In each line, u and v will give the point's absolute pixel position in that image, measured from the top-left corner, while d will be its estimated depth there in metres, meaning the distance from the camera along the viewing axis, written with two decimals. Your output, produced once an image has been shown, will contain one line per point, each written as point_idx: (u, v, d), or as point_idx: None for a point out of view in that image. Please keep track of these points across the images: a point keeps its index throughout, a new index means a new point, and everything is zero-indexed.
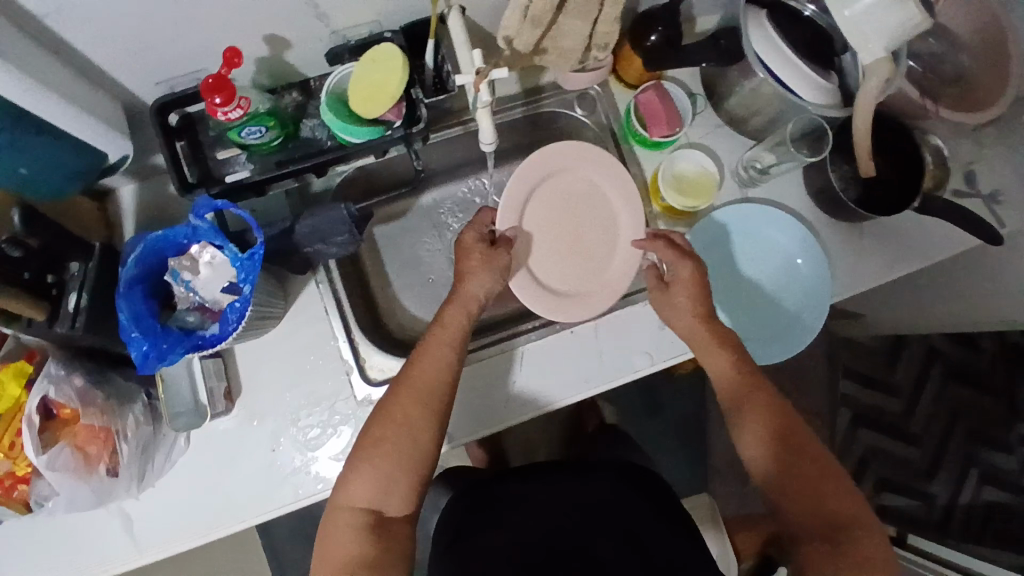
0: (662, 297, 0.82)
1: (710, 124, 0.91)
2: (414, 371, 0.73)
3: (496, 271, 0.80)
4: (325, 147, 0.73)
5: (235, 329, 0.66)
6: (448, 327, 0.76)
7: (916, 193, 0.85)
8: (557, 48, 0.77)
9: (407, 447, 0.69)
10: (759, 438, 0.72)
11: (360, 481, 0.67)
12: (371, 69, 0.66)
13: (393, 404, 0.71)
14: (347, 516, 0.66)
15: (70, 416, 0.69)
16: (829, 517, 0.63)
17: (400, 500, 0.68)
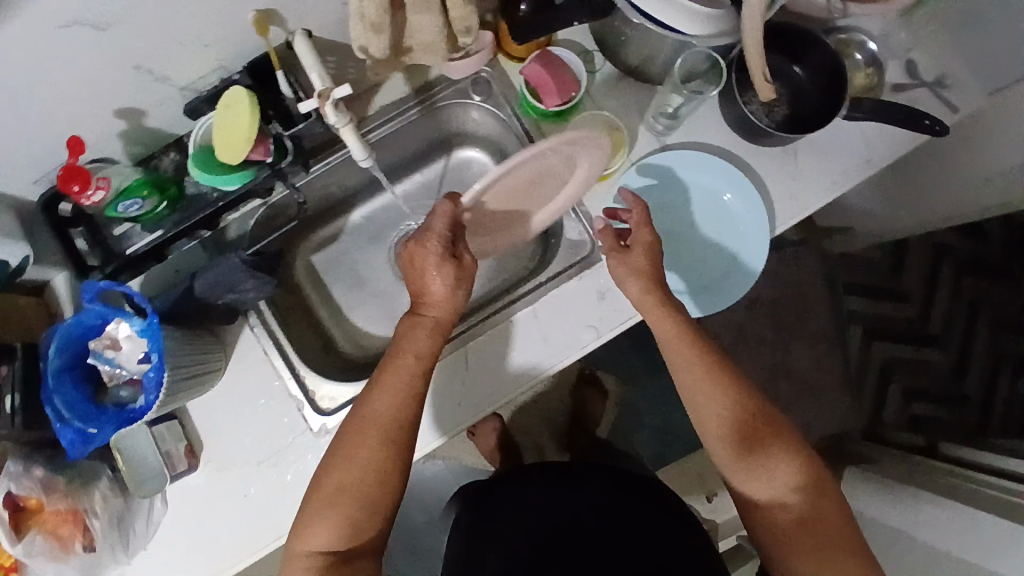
0: (621, 262, 0.76)
1: (612, 79, 0.86)
2: (373, 406, 0.70)
3: (466, 284, 0.74)
4: (211, 198, 0.74)
5: (156, 399, 0.70)
6: (415, 356, 0.72)
7: (843, 99, 0.80)
8: (419, 45, 0.75)
9: (368, 484, 0.69)
10: (721, 418, 0.70)
11: (320, 527, 0.68)
12: (225, 113, 0.67)
13: (353, 444, 0.69)
14: (308, 563, 0.67)
15: (29, 504, 0.75)
16: (789, 490, 0.68)
17: (366, 538, 0.70)
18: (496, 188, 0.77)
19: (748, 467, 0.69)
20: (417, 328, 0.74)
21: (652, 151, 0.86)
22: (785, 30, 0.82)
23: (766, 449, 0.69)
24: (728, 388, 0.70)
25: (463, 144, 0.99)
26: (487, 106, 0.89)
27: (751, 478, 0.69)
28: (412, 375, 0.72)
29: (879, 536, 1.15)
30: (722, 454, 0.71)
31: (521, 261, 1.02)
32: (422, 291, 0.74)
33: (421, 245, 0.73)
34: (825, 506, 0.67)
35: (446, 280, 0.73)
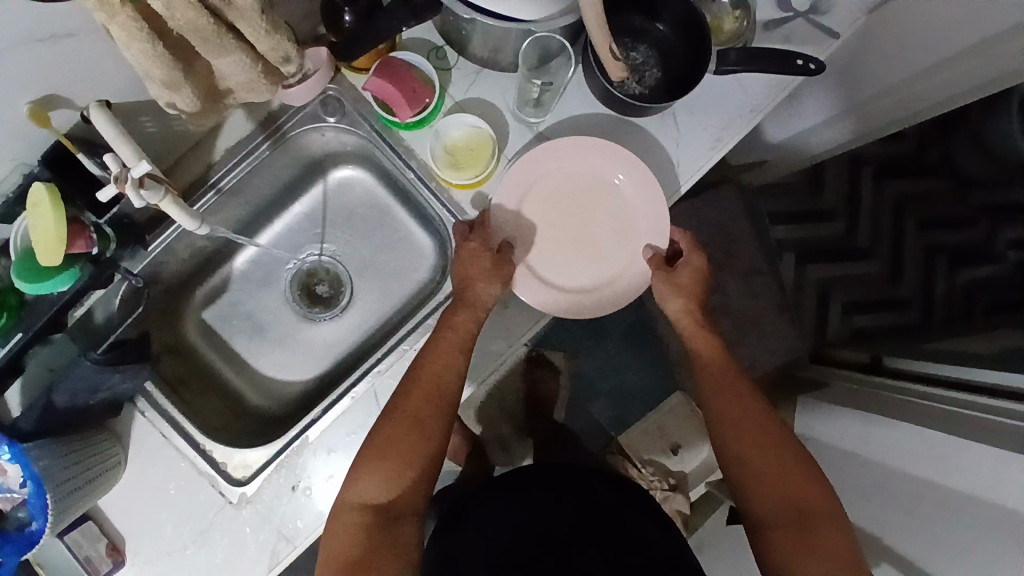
0: (670, 283, 0.77)
1: (468, 74, 0.80)
2: (424, 371, 0.75)
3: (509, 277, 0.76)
4: (55, 299, 0.68)
5: (47, 520, 0.67)
6: (458, 332, 0.75)
7: (708, 52, 0.74)
8: (237, 86, 0.68)
9: (409, 441, 0.73)
10: (735, 421, 0.74)
11: (367, 482, 0.72)
12: (34, 217, 0.60)
13: (402, 404, 0.73)
14: (354, 518, 0.71)
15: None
16: (797, 494, 0.69)
17: (404, 497, 0.73)
18: (532, 213, 0.80)
19: (755, 469, 0.72)
20: (457, 312, 0.76)
21: (523, 144, 0.80)
22: None
23: (777, 455, 0.72)
24: (745, 400, 0.76)
25: (335, 164, 0.92)
26: (343, 126, 0.83)
27: (758, 481, 0.71)
28: (455, 347, 0.75)
29: (836, 459, 1.16)
30: (733, 437, 0.74)
31: (417, 270, 0.93)
32: (468, 283, 0.75)
33: (476, 246, 0.76)
34: (831, 519, 0.67)
35: (492, 276, 0.75)
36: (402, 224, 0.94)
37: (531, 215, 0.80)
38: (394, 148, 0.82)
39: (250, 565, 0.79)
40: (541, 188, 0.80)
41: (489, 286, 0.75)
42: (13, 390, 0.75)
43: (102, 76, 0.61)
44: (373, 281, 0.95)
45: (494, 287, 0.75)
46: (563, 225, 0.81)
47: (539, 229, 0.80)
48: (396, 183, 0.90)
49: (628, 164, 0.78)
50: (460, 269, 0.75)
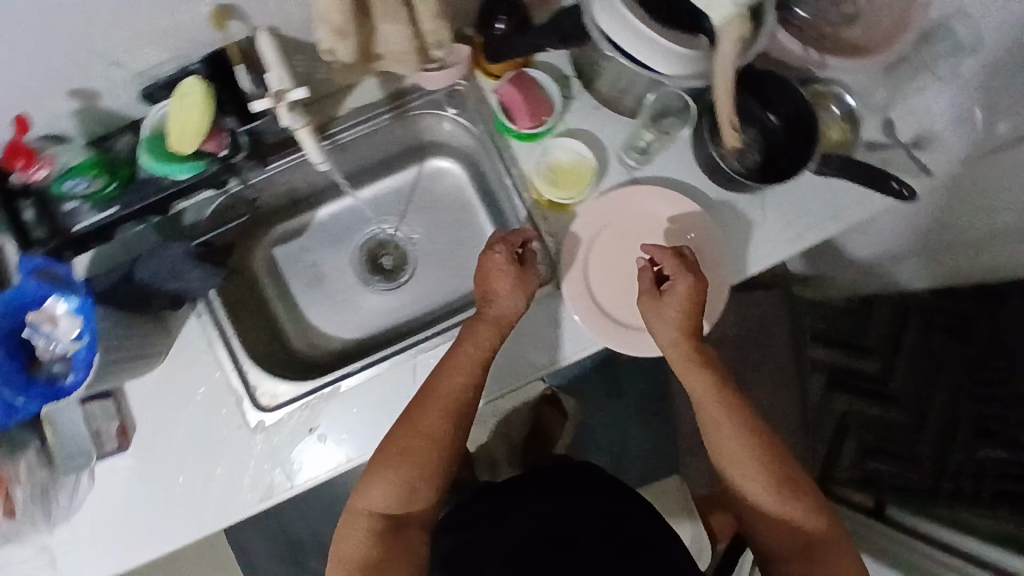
0: (657, 307, 0.77)
1: (588, 105, 0.85)
2: (443, 388, 0.77)
3: (531, 291, 0.78)
4: (162, 185, 0.72)
5: (85, 378, 0.70)
6: (479, 347, 0.77)
7: (812, 151, 0.79)
8: (390, 52, 0.74)
9: (423, 455, 0.75)
10: (747, 470, 0.73)
11: (380, 491, 0.75)
12: (179, 104, 0.67)
13: (420, 415, 0.76)
14: (362, 523, 0.74)
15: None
16: (807, 540, 0.71)
17: (416, 508, 0.77)
18: (599, 251, 0.84)
19: (771, 519, 0.73)
20: (475, 324, 0.78)
21: (618, 182, 0.85)
22: (766, 71, 0.81)
23: (788, 505, 0.72)
24: (753, 445, 0.73)
25: (437, 153, 0.98)
26: (459, 120, 0.89)
27: (774, 529, 0.73)
28: (474, 360, 0.77)
29: None
30: (739, 472, 0.73)
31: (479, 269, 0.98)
32: (490, 295, 0.78)
33: (501, 255, 0.79)
34: (840, 559, 0.70)
35: (516, 287, 0.78)
36: (478, 225, 0.98)
37: (601, 250, 0.84)
38: (501, 152, 0.87)
39: (246, 492, 0.82)
40: (613, 229, 0.84)
41: (508, 298, 0.78)
42: (82, 259, 0.79)
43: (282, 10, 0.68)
44: (436, 266, 0.99)
45: (514, 299, 0.78)
46: (632, 260, 0.84)
47: (608, 265, 0.84)
48: (486, 185, 0.96)
49: (694, 215, 0.83)
50: (484, 284, 0.79)
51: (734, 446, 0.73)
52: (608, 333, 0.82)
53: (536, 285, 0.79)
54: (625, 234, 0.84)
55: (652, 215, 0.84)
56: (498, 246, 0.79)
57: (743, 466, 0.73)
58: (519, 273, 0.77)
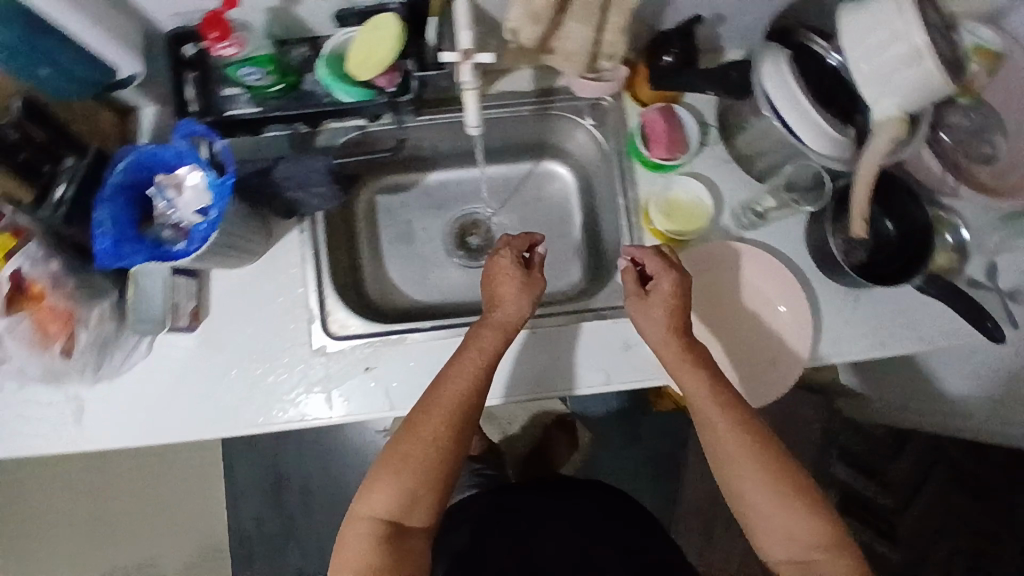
0: (645, 306, 0.75)
1: (718, 157, 0.88)
2: (445, 395, 0.74)
3: (536, 293, 0.79)
4: (320, 103, 0.76)
5: (198, 249, 0.72)
6: (483, 351, 0.76)
7: (920, 268, 0.81)
8: (564, 50, 0.77)
9: (425, 462, 0.72)
10: (750, 470, 0.68)
11: (382, 494, 0.71)
12: (370, 33, 0.70)
13: (423, 420, 0.73)
14: (366, 528, 0.71)
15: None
16: (817, 547, 0.67)
17: (419, 514, 0.73)
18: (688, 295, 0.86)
19: (779, 524, 0.67)
20: (483, 330, 0.77)
21: (724, 237, 0.87)
22: (897, 179, 0.85)
23: (794, 507, 0.67)
24: (756, 444, 0.69)
25: (555, 156, 1.02)
26: (594, 132, 0.92)
27: (781, 534, 0.68)
28: (480, 365, 0.76)
29: None
30: (733, 474, 0.69)
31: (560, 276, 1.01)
32: (495, 301, 0.80)
33: (508, 262, 0.80)
34: (847, 566, 0.66)
35: (523, 291, 0.79)
36: (572, 236, 1.02)
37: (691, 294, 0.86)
38: (625, 175, 0.89)
39: (286, 407, 0.85)
40: (707, 278, 0.86)
41: (512, 303, 0.79)
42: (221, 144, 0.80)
43: None
44: None
45: (519, 305, 0.79)
46: (719, 311, 0.86)
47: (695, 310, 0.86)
48: (593, 201, 0.99)
49: (792, 289, 0.84)
50: (497, 290, 0.80)
51: (725, 445, 0.70)
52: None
53: (541, 292, 0.81)
54: (717, 286, 0.86)
55: (748, 276, 0.86)
56: (504, 252, 0.81)
57: (736, 469, 0.69)
58: (527, 283, 0.79)
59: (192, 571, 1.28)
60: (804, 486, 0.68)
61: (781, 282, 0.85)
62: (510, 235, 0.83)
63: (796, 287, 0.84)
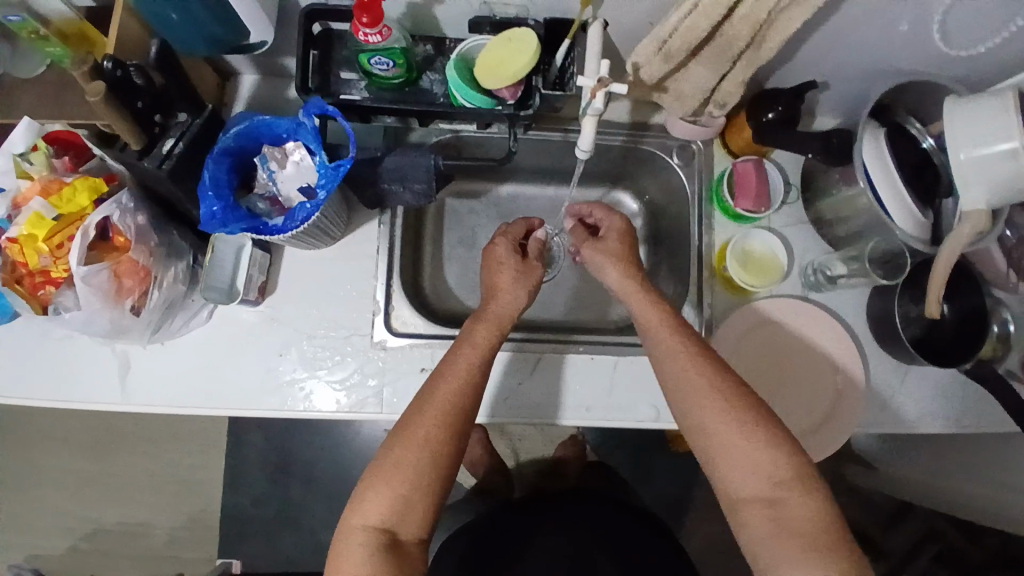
0: (598, 245, 0.84)
1: (794, 218, 0.91)
2: (440, 395, 0.71)
3: (530, 284, 0.82)
4: (436, 102, 0.77)
5: (297, 227, 0.70)
6: (478, 347, 0.75)
7: (972, 354, 0.85)
8: (677, 91, 0.79)
9: (415, 464, 0.67)
10: (705, 402, 0.68)
11: (375, 501, 0.67)
12: (503, 45, 0.70)
13: (414, 423, 0.69)
14: (361, 538, 0.65)
15: (90, 201, 0.69)
16: (776, 482, 0.64)
17: (415, 525, 0.67)
18: (749, 345, 0.88)
19: (738, 460, 0.65)
20: (478, 329, 0.77)
21: (790, 294, 0.90)
22: (959, 267, 0.89)
23: (751, 441, 0.65)
24: (714, 377, 0.69)
25: (627, 188, 1.04)
26: (680, 172, 0.93)
27: (740, 472, 0.65)
28: (475, 361, 0.74)
29: None
30: (693, 400, 0.69)
31: (616, 305, 1.02)
32: (493, 291, 0.82)
33: (502, 251, 0.86)
34: (809, 505, 0.63)
35: (517, 278, 0.82)
36: None
37: (752, 345, 0.88)
38: (703, 219, 0.91)
39: (335, 395, 0.83)
40: (771, 332, 0.88)
41: (509, 294, 0.81)
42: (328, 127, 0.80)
43: (623, 11, 0.73)
44: (579, 284, 1.03)
45: (514, 295, 0.81)
46: (776, 366, 0.88)
47: (756, 361, 0.88)
48: (660, 237, 1.01)
49: (846, 354, 0.88)
50: (497, 286, 0.82)
51: (676, 368, 0.71)
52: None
53: (539, 277, 0.84)
54: (778, 340, 0.88)
55: (806, 336, 0.88)
56: (500, 242, 0.86)
57: (696, 395, 0.68)
58: (524, 268, 0.83)
59: (181, 537, 1.33)
60: (764, 421, 0.66)
61: (837, 347, 0.88)
62: (510, 222, 0.89)
63: (850, 351, 0.87)
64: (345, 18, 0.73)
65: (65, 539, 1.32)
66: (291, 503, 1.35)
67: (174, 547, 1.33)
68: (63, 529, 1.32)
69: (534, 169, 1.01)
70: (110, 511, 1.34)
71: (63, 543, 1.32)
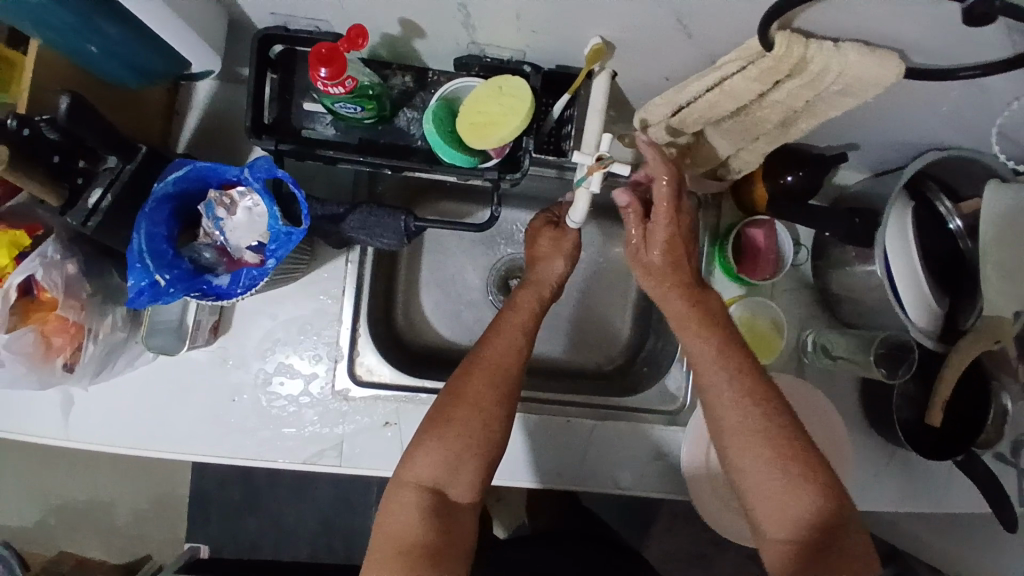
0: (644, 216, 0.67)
1: (799, 282, 0.85)
2: (489, 350, 0.68)
3: (573, 250, 0.76)
4: (413, 146, 0.67)
5: (241, 294, 0.62)
6: (522, 310, 0.72)
7: (966, 450, 0.78)
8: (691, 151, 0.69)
9: (458, 420, 0.64)
10: (736, 413, 0.61)
11: (425, 458, 0.63)
12: (494, 99, 0.61)
13: (462, 383, 0.66)
14: (411, 498, 0.62)
15: (10, 259, 0.61)
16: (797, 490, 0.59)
17: (464, 482, 0.64)
18: None
19: (761, 486, 0.59)
20: (525, 293, 0.74)
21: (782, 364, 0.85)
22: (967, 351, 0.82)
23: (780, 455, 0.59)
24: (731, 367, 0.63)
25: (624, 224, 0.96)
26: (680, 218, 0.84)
27: (770, 499, 0.59)
28: (524, 322, 0.71)
29: None
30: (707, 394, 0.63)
31: (601, 347, 0.96)
32: (533, 261, 0.77)
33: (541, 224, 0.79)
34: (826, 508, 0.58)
35: (554, 247, 0.76)
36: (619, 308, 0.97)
37: None
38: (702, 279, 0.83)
39: (291, 446, 0.77)
40: None
41: (551, 261, 0.76)
42: (307, 176, 0.76)
43: (633, 62, 0.63)
44: (566, 321, 0.96)
45: (556, 262, 0.76)
46: None
47: None
48: None
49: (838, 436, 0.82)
50: (535, 254, 0.77)
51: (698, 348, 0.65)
52: (704, 500, 0.78)
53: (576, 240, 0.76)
54: None
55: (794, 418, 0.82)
56: (538, 217, 0.79)
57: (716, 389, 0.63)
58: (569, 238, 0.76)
59: (146, 519, 1.33)
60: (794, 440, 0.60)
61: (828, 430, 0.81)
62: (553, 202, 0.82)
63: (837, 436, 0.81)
64: (309, 45, 0.62)
65: (34, 511, 1.32)
66: (258, 490, 1.33)
67: (140, 526, 1.33)
68: (28, 504, 1.32)
69: (526, 196, 0.93)
70: (76, 487, 1.32)
71: (31, 515, 1.32)
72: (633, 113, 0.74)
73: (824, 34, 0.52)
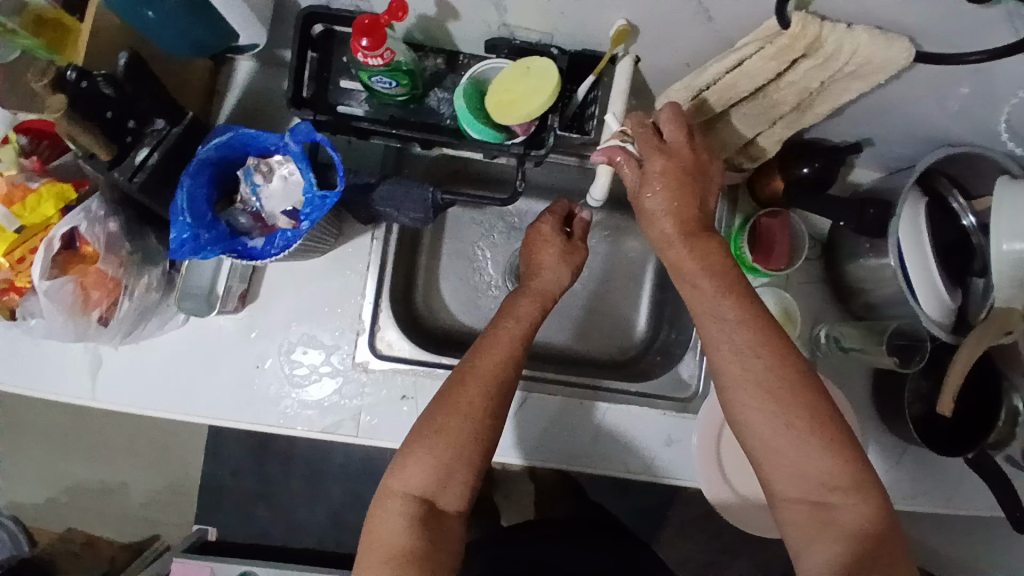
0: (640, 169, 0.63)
1: (812, 276, 0.87)
2: (482, 360, 0.67)
3: (576, 263, 0.77)
4: (442, 124, 0.70)
5: (275, 255, 0.64)
6: (521, 320, 0.71)
7: (977, 445, 0.78)
8: None
9: (449, 430, 0.63)
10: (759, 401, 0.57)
11: (415, 467, 0.63)
12: (522, 78, 0.64)
13: (456, 391, 0.65)
14: (399, 507, 0.62)
15: (56, 210, 0.67)
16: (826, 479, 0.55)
17: (453, 493, 0.63)
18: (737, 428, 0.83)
19: (769, 444, 0.57)
20: (527, 299, 0.74)
21: None
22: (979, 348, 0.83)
23: (822, 441, 0.55)
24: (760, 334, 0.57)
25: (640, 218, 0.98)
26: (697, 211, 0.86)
27: (789, 469, 0.57)
28: (520, 332, 0.70)
29: None
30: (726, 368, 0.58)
31: (614, 337, 0.97)
32: (536, 270, 0.77)
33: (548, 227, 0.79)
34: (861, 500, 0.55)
35: (560, 258, 0.77)
36: (633, 300, 0.99)
37: None
38: None
39: (311, 416, 0.79)
40: None
41: (554, 272, 0.77)
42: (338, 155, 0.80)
43: (654, 48, 0.66)
44: (580, 310, 0.98)
45: (559, 274, 0.77)
46: None
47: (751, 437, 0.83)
48: (668, 281, 0.97)
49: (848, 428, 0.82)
50: (538, 262, 0.78)
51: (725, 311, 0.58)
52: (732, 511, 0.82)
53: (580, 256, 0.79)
54: None
55: None
56: (546, 218, 0.80)
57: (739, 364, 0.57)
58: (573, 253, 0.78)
59: (156, 502, 1.35)
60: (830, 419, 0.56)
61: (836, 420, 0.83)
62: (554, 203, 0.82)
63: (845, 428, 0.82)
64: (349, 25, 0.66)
65: (49, 489, 1.34)
66: (268, 477, 1.34)
67: (150, 509, 1.35)
68: (42, 482, 1.34)
69: (545, 187, 0.95)
70: (90, 469, 1.35)
71: (45, 494, 1.34)
72: (652, 103, 0.77)
73: (836, 18, 0.55)
